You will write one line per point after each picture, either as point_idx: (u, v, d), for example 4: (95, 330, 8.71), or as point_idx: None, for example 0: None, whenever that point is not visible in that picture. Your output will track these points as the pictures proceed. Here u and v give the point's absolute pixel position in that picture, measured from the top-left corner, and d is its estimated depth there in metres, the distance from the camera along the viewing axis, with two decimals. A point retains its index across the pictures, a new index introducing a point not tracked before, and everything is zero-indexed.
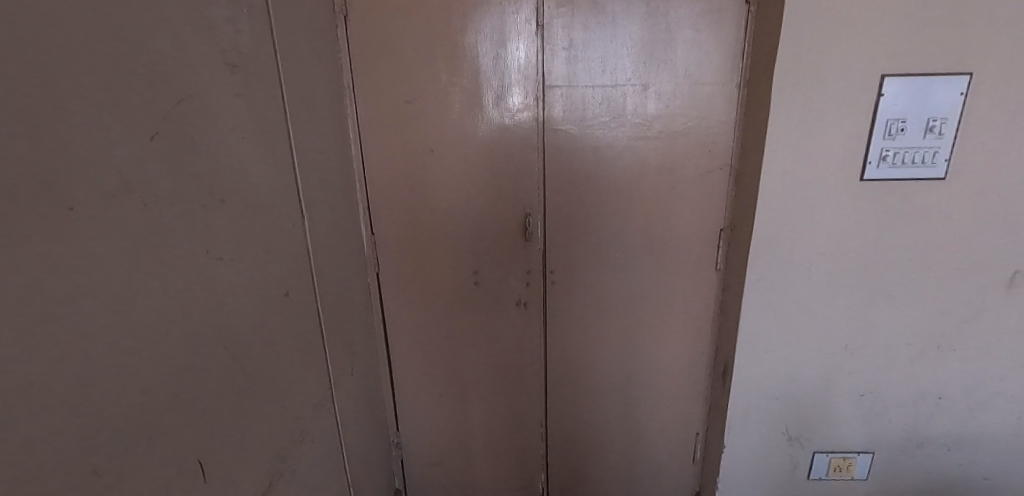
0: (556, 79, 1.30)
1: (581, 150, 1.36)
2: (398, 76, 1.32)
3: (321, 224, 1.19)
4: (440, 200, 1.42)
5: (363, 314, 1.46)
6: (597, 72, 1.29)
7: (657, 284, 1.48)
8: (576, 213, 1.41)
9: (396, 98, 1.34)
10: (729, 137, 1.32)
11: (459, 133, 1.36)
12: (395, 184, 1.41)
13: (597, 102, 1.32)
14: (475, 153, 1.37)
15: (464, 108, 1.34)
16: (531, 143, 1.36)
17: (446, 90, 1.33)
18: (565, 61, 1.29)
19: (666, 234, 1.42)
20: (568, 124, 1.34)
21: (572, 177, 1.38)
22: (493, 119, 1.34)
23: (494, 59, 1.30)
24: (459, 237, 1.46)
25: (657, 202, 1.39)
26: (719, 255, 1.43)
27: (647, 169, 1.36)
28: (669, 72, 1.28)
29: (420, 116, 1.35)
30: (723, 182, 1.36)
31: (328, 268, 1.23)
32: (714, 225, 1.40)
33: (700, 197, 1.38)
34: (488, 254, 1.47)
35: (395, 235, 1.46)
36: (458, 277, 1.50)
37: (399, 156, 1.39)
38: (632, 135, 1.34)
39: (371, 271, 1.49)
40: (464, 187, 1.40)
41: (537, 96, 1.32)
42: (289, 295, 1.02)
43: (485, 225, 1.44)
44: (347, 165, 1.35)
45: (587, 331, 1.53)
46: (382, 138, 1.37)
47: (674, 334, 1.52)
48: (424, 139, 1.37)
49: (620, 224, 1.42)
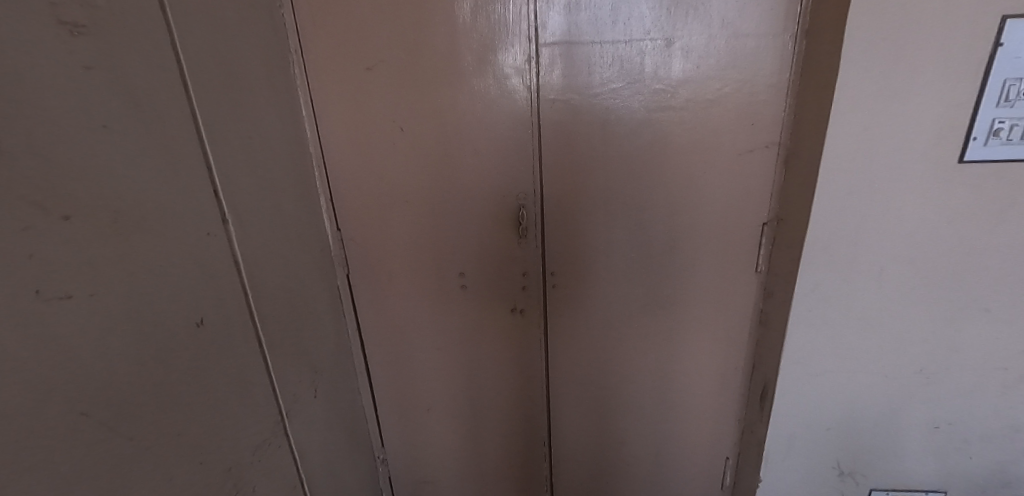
0: (553, 34, 1.01)
1: (584, 126, 1.08)
2: (355, 37, 1.06)
3: (256, 226, 0.96)
4: (416, 190, 1.17)
5: (332, 324, 1.25)
6: (606, 23, 0.99)
7: (681, 289, 1.21)
8: (580, 204, 1.15)
9: (356, 65, 1.08)
10: (780, 105, 1.01)
11: (435, 108, 1.10)
12: (361, 172, 1.17)
13: (607, 64, 1.02)
14: (456, 133, 1.11)
15: (439, 75, 1.07)
16: (524, 119, 1.08)
17: (415, 53, 1.06)
18: (562, 11, 0.99)
19: (692, 229, 1.15)
20: (569, 93, 1.05)
21: (573, 161, 1.11)
22: (475, 89, 1.07)
23: (472, 11, 1.02)
24: (440, 233, 1.21)
25: (682, 189, 1.12)
26: (761, 255, 1.14)
27: (669, 148, 1.08)
28: (700, 20, 0.96)
29: (385, 87, 1.09)
30: (770, 164, 1.06)
31: (273, 280, 1.01)
32: (755, 217, 1.11)
33: (737, 184, 1.09)
34: (476, 253, 1.22)
35: (365, 232, 1.23)
36: (443, 280, 1.26)
37: (364, 138, 1.14)
38: (651, 106, 1.04)
39: (340, 273, 1.27)
40: (445, 175, 1.15)
41: (528, 58, 1.04)
42: (204, 323, 0.81)
43: (470, 219, 1.19)
44: (299, 148, 1.11)
45: (594, 342, 1.29)
46: (342, 115, 1.13)
47: (701, 346, 1.26)
48: (393, 115, 1.11)
49: (634, 217, 1.16)
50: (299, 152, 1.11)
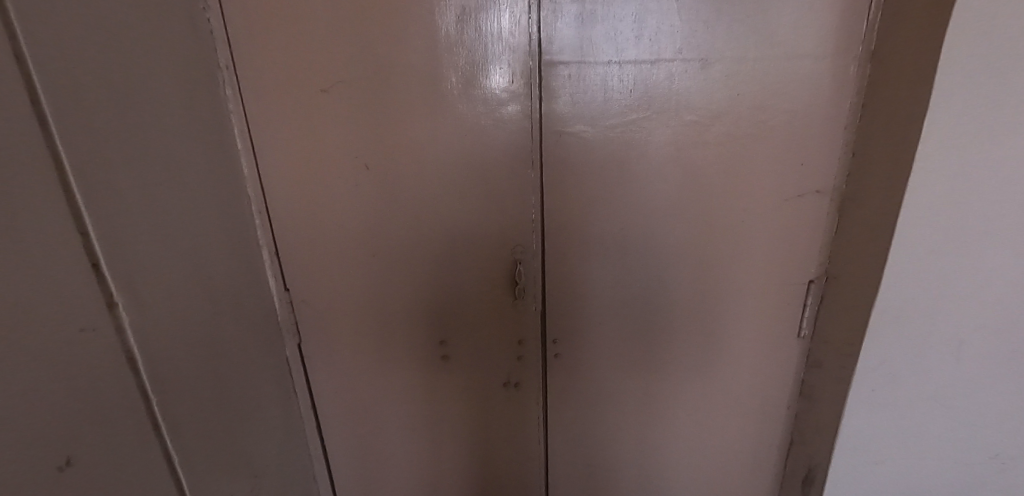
0: (561, 50, 0.81)
1: (596, 164, 0.87)
2: (305, 52, 0.83)
3: (169, 302, 0.71)
4: (385, 241, 0.94)
5: (280, 407, 0.99)
6: (628, 38, 0.79)
7: (708, 356, 1.01)
8: (589, 257, 0.94)
9: (306, 87, 0.85)
10: (835, 143, 0.83)
11: (410, 142, 0.87)
12: (316, 219, 0.93)
13: (627, 89, 0.82)
14: (437, 173, 0.89)
15: (415, 100, 0.85)
16: (522, 155, 0.87)
17: (383, 72, 0.84)
18: (573, 22, 0.79)
19: (723, 286, 0.95)
20: (579, 124, 0.85)
21: (582, 206, 0.90)
22: (461, 118, 0.86)
23: (457, 20, 0.80)
24: (416, 293, 0.98)
25: (712, 240, 0.92)
26: (804, 317, 0.95)
27: (698, 191, 0.88)
28: (743, 38, 0.78)
29: (345, 114, 0.86)
30: (820, 212, 0.88)
31: (197, 369, 0.76)
32: (800, 273, 0.92)
33: (779, 234, 0.90)
34: (461, 315, 0.99)
35: (321, 291, 0.99)
36: (418, 349, 1.02)
37: (317, 177, 0.90)
38: (680, 141, 0.85)
39: (290, 341, 1.02)
40: (422, 223, 0.92)
41: (527, 80, 0.83)
42: (72, 463, 0.55)
43: (453, 276, 0.96)
44: (232, 191, 0.87)
45: (603, 418, 1.07)
46: (289, 149, 0.89)
47: (730, 422, 1.06)
48: (355, 150, 0.88)
49: (654, 273, 0.95)
50: (232, 196, 0.87)
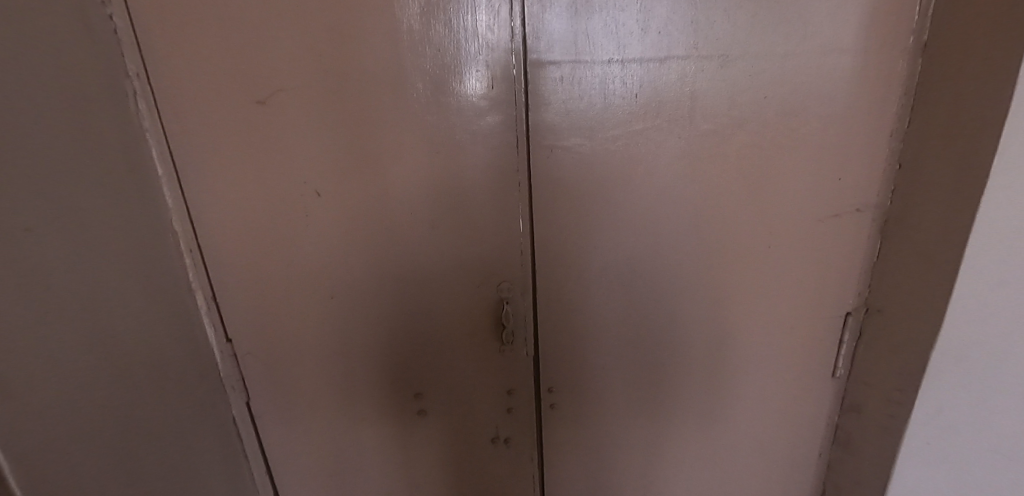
0: (550, 47, 0.66)
1: (595, 184, 0.73)
2: (235, 55, 0.67)
3: (76, 389, 0.54)
4: (345, 280, 0.79)
5: (226, 480, 0.83)
6: (631, 32, 0.65)
7: (729, 402, 0.86)
8: (588, 293, 0.79)
9: (238, 97, 0.69)
10: (877, 155, 0.70)
11: (369, 163, 0.72)
12: (260, 255, 0.78)
13: (631, 94, 0.68)
14: (404, 199, 0.74)
15: (373, 112, 0.70)
16: (505, 175, 0.72)
17: (332, 78, 0.68)
18: (563, 13, 0.65)
19: (747, 323, 0.81)
20: (573, 137, 0.70)
21: (578, 234, 0.76)
22: (430, 133, 0.71)
23: (422, 12, 0.65)
24: (385, 339, 0.82)
25: (734, 269, 0.78)
26: (841, 356, 0.81)
27: (716, 212, 0.74)
28: (770, 29, 0.64)
29: (288, 130, 0.71)
30: (859, 236, 0.74)
31: (117, 461, 0.59)
32: (836, 306, 0.78)
33: (811, 261, 0.76)
34: (440, 364, 0.84)
35: (271, 340, 0.83)
36: (390, 404, 0.87)
37: (258, 206, 0.75)
38: (693, 154, 0.71)
39: (236, 400, 0.86)
40: (387, 258, 0.77)
41: (510, 85, 0.68)
42: None
43: (428, 318, 0.81)
44: (149, 229, 0.71)
45: (608, 475, 0.92)
46: (221, 173, 0.73)
47: (755, 475, 0.92)
48: (303, 173, 0.73)
49: (665, 308, 0.80)
50: (148, 234, 0.70)
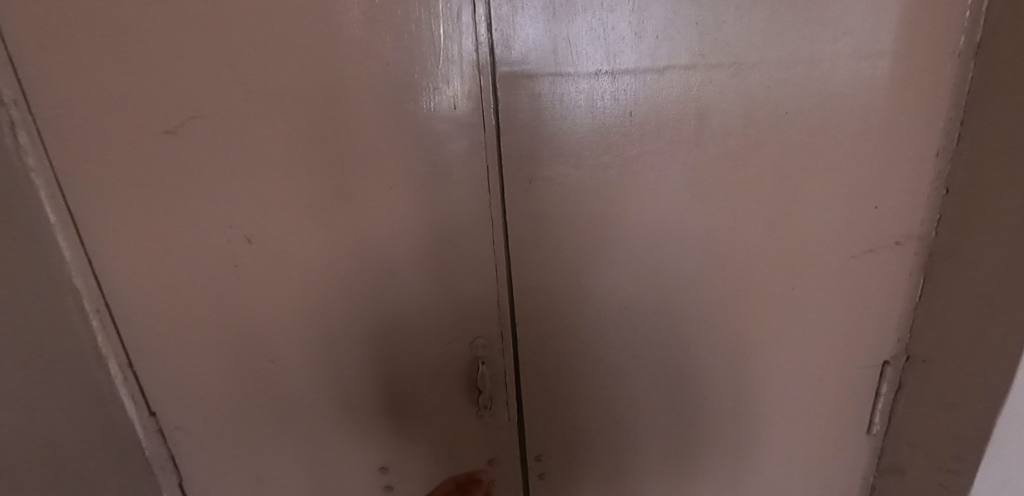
0: (524, 58, 0.54)
1: (585, 220, 0.61)
2: (134, 74, 0.54)
3: None
4: (288, 340, 0.66)
5: None
6: (623, 37, 0.53)
7: (748, 466, 0.73)
8: (580, 347, 0.67)
9: (141, 127, 0.56)
10: (920, 179, 0.58)
11: (309, 202, 0.59)
12: (184, 314, 0.64)
13: (624, 112, 0.56)
14: (353, 244, 0.61)
15: (310, 141, 0.57)
16: (475, 213, 0.60)
17: (258, 101, 0.56)
18: (539, 15, 0.53)
19: (768, 375, 0.68)
20: (556, 165, 0.58)
21: (566, 279, 0.64)
22: (382, 164, 0.58)
23: (364, 18, 0.53)
24: (340, 406, 0.69)
25: (752, 315, 0.65)
26: (877, 411, 0.69)
27: (730, 249, 0.62)
28: (791, 30, 0.52)
29: (206, 165, 0.58)
30: (899, 273, 0.62)
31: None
32: (873, 353, 0.66)
33: (843, 303, 0.64)
34: (408, 432, 0.71)
35: (203, 412, 0.69)
36: (350, 481, 0.73)
37: (177, 255, 0.61)
38: (701, 182, 0.59)
39: (166, 482, 0.72)
40: (337, 312, 0.64)
41: (477, 104, 0.56)
42: None
43: (391, 380, 0.68)
44: (38, 289, 0.57)
45: None
46: (127, 217, 0.60)
47: None
48: (228, 216, 0.60)
49: (671, 362, 0.68)
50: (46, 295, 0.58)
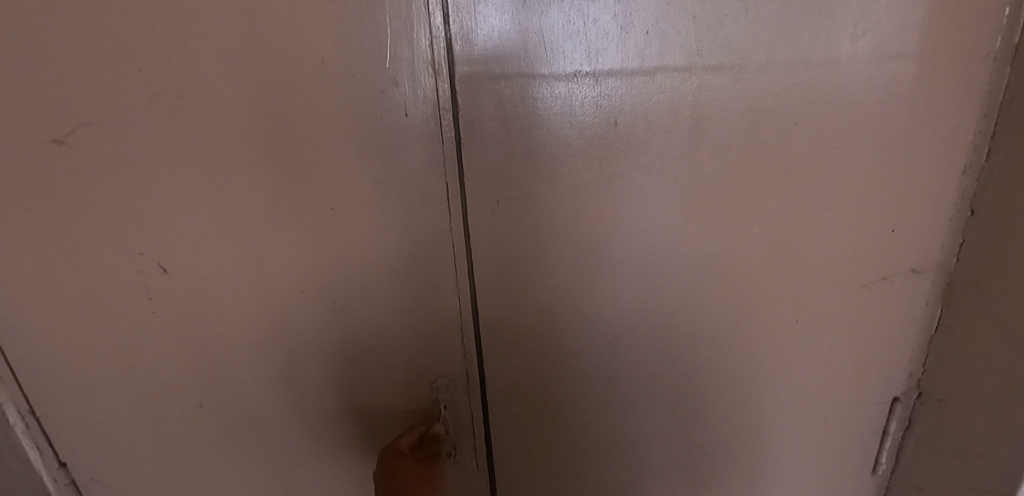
0: (488, 55, 0.45)
1: (563, 244, 0.53)
2: (0, 71, 0.43)
3: None
4: (220, 380, 0.56)
5: None
6: (606, 32, 0.45)
7: None
8: (558, 385, 0.59)
9: (15, 138, 0.45)
10: (943, 200, 0.51)
11: (234, 226, 0.50)
12: (88, 357, 0.54)
13: (608, 121, 0.48)
14: (290, 272, 0.52)
15: (232, 154, 0.47)
16: (435, 237, 0.51)
17: (164, 105, 0.45)
18: (505, 5, 0.44)
19: (768, 414, 0.61)
20: (528, 181, 0.50)
21: (542, 311, 0.55)
22: (321, 181, 0.49)
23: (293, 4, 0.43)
24: (284, 453, 0.60)
25: (752, 349, 0.58)
26: (884, 450, 0.63)
27: (728, 277, 0.55)
28: (805, 27, 0.45)
29: (103, 183, 0.47)
30: (916, 303, 0.55)
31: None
32: (881, 389, 0.60)
33: (852, 335, 0.57)
34: (364, 478, 0.63)
35: (120, 465, 0.59)
36: None
37: (73, 290, 0.51)
38: (696, 200, 0.51)
39: None
40: (276, 349, 0.55)
41: (433, 110, 0.47)
42: None
43: (344, 424, 0.59)
44: None
45: None
46: (6, 248, 0.48)
47: None
48: (136, 241, 0.49)
49: (661, 401, 0.60)
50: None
